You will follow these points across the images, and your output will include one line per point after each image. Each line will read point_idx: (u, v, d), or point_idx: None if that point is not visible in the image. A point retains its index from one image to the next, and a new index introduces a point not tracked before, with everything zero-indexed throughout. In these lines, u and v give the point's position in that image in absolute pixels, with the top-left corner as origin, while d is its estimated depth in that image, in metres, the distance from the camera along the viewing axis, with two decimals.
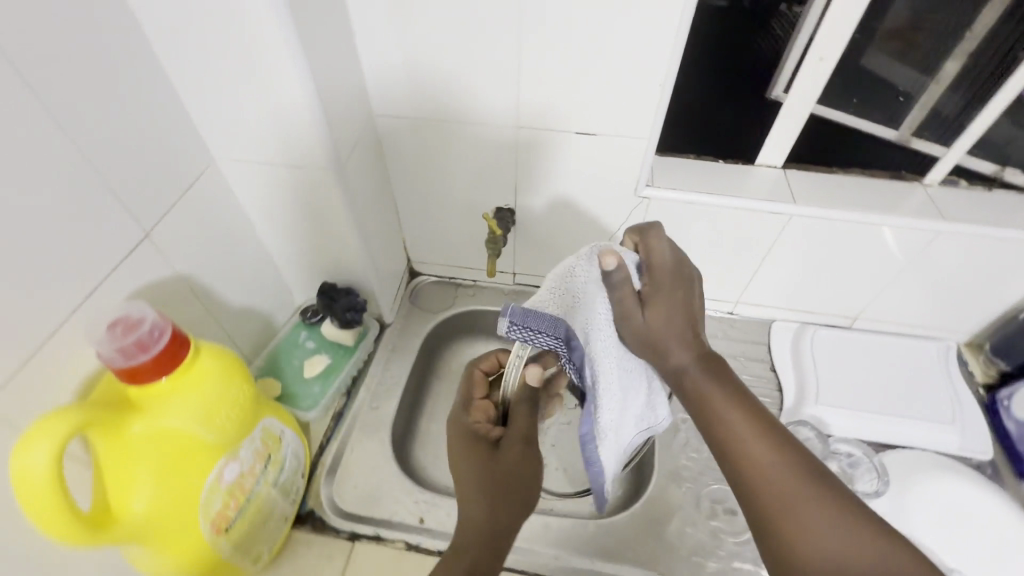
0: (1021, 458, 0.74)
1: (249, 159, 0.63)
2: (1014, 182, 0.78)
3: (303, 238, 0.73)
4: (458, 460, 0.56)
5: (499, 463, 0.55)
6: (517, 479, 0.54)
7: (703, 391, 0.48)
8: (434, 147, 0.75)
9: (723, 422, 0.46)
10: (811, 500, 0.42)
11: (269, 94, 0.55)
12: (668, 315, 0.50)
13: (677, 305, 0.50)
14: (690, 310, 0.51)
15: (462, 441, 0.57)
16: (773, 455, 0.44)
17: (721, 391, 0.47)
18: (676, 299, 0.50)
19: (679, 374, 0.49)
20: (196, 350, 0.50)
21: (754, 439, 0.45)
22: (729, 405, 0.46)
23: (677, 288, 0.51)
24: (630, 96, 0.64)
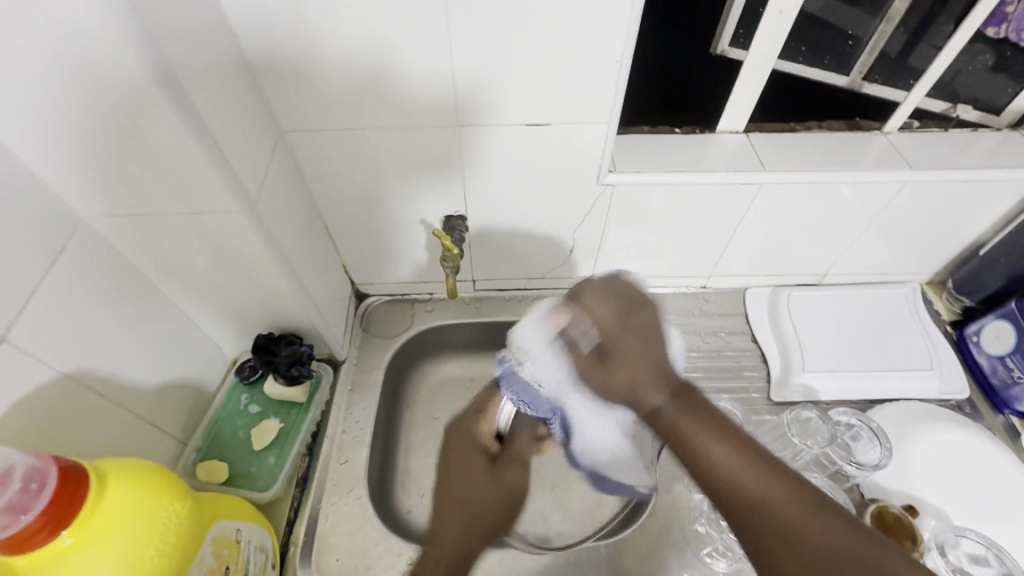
0: (996, 391, 0.75)
1: (129, 212, 0.50)
2: (966, 121, 0.75)
3: (222, 288, 0.61)
4: (451, 463, 0.53)
5: (493, 482, 0.52)
6: (505, 502, 0.51)
7: (679, 428, 0.43)
8: (361, 157, 0.64)
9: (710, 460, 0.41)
10: (814, 535, 0.38)
11: (141, 131, 0.43)
12: (634, 364, 0.44)
13: (633, 356, 0.44)
14: (656, 354, 0.44)
15: (459, 445, 0.55)
16: (768, 487, 0.40)
17: (696, 423, 0.43)
18: (634, 345, 0.44)
19: (654, 414, 0.44)
20: (104, 481, 0.39)
21: (741, 470, 0.40)
22: (711, 439, 0.42)
23: (635, 332, 0.44)
24: (577, 75, 0.57)
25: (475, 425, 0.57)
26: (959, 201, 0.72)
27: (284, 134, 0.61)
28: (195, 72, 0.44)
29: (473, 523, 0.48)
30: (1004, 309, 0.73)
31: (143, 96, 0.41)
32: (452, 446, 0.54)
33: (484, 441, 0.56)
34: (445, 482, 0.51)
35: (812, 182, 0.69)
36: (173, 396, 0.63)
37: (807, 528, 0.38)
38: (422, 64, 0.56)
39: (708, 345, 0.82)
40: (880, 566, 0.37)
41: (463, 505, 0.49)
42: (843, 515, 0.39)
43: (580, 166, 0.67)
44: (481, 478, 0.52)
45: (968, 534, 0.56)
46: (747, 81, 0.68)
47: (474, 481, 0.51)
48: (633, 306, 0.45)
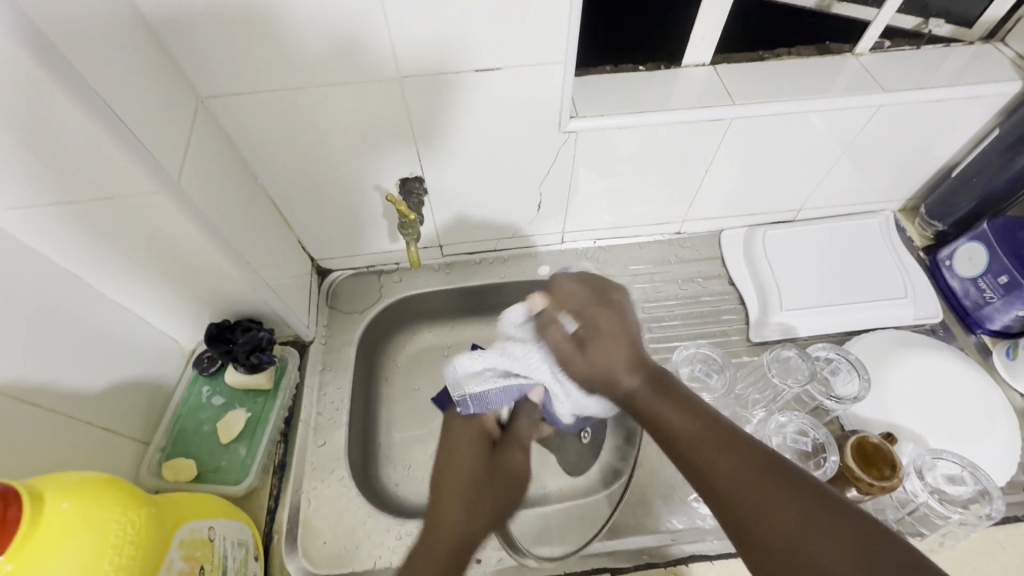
0: (970, 314, 0.76)
1: (33, 204, 0.44)
2: (939, 36, 0.72)
3: (162, 279, 0.57)
4: (453, 433, 0.57)
5: (491, 463, 0.55)
6: (501, 481, 0.54)
7: (654, 412, 0.46)
8: (298, 122, 0.59)
9: (690, 419, 0.45)
10: (762, 489, 0.39)
11: (25, 108, 0.37)
12: (610, 341, 0.48)
13: (610, 338, 0.48)
14: (624, 346, 0.48)
15: (466, 432, 0.57)
16: (721, 453, 0.41)
17: (669, 401, 0.46)
18: (610, 324, 0.48)
19: (629, 398, 0.48)
20: (39, 501, 0.36)
21: (701, 440, 0.43)
22: (676, 414, 0.45)
23: (609, 310, 0.49)
24: (526, 15, 0.52)
25: (479, 414, 0.58)
26: (931, 123, 0.70)
27: (207, 102, 0.55)
28: (75, 34, 0.38)
29: (472, 515, 0.49)
30: (977, 231, 0.73)
31: (7, 67, 0.35)
32: (456, 425, 0.58)
33: (487, 424, 0.58)
34: (444, 468, 0.54)
35: (785, 112, 0.65)
36: (125, 398, 0.59)
37: (750, 486, 0.39)
38: (350, 10, 0.49)
39: (686, 292, 0.81)
40: (864, 539, 0.35)
41: (463, 509, 0.49)
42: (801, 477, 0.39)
43: (539, 114, 0.62)
44: (484, 461, 0.55)
45: (944, 455, 0.57)
46: (710, 9, 0.63)
47: (482, 457, 0.55)
48: (586, 304, 0.50)
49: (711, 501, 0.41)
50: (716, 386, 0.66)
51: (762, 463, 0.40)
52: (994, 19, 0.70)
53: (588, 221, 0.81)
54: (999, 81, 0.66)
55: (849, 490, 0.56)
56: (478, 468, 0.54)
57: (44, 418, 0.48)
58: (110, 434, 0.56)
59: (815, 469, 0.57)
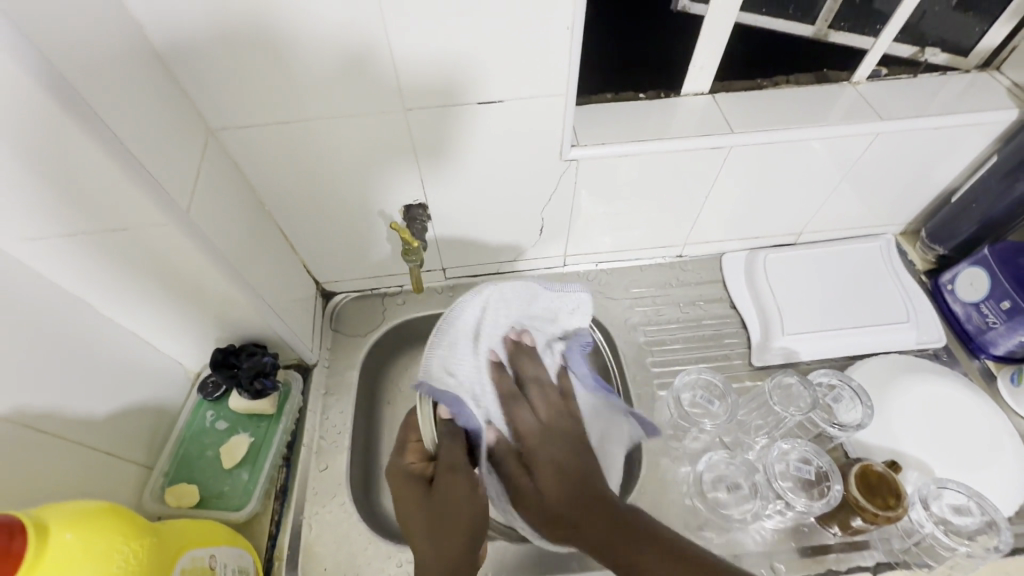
0: (973, 339, 0.76)
1: (46, 235, 0.45)
2: (936, 64, 0.73)
3: (169, 305, 0.57)
4: (399, 504, 0.47)
5: (437, 507, 0.45)
6: (457, 504, 0.45)
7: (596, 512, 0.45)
8: (305, 151, 0.60)
9: (642, 522, 0.44)
10: None
11: (42, 144, 0.38)
12: (555, 469, 0.49)
13: (557, 438, 0.53)
14: (575, 445, 0.52)
15: (399, 483, 0.48)
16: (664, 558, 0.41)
17: (602, 508, 0.45)
18: (546, 411, 0.57)
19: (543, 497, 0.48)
20: (44, 532, 0.36)
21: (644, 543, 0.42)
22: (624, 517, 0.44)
23: (548, 401, 0.58)
24: (526, 50, 0.54)
25: (398, 460, 0.51)
26: (930, 149, 0.71)
27: (216, 133, 0.56)
28: (91, 72, 0.40)
29: (440, 545, 0.42)
30: (977, 255, 0.73)
31: (30, 106, 0.36)
32: (392, 490, 0.48)
33: (414, 467, 0.50)
34: (403, 520, 0.46)
35: (783, 140, 0.66)
36: (130, 423, 0.59)
37: None
38: (357, 46, 0.51)
39: (688, 315, 0.81)
40: None
41: (425, 527, 0.44)
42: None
43: (540, 142, 0.63)
44: (428, 505, 0.46)
45: (950, 485, 0.56)
46: (710, 39, 0.65)
47: (423, 508, 0.45)
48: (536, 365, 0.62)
49: None
50: (718, 412, 0.66)
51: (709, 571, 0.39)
52: (989, 47, 0.71)
53: (590, 245, 0.81)
54: (996, 109, 0.67)
55: (854, 519, 0.57)
56: (423, 504, 0.46)
57: (51, 443, 0.49)
58: (115, 459, 0.57)
59: (819, 498, 0.57)
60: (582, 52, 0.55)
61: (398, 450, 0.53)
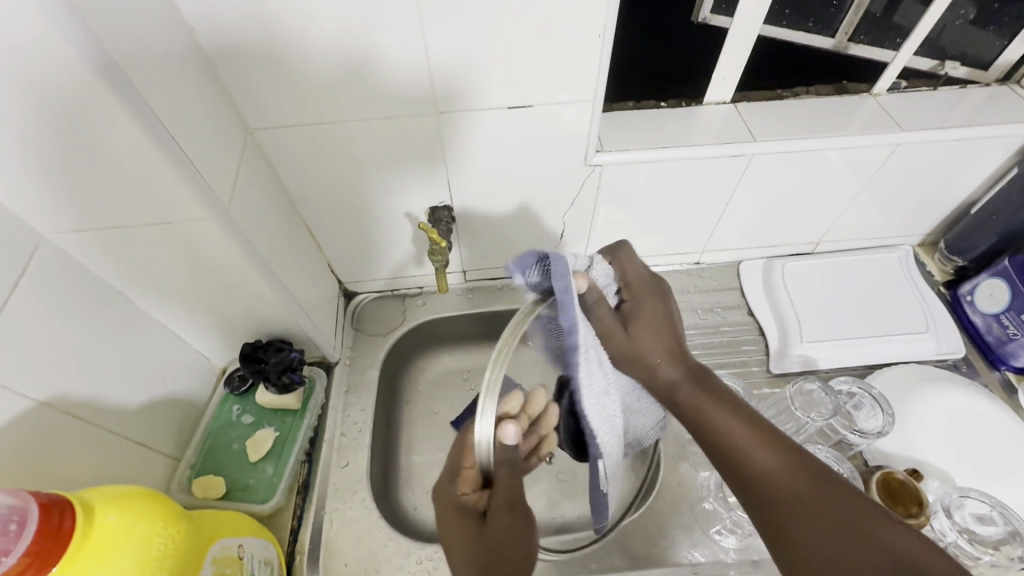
0: (993, 349, 0.75)
1: (94, 226, 0.47)
2: (954, 77, 0.74)
3: (203, 299, 0.59)
4: (447, 537, 0.43)
5: (487, 551, 0.42)
6: (510, 552, 0.42)
7: (696, 406, 0.47)
8: (336, 153, 0.62)
9: (744, 457, 0.44)
10: (797, 487, 0.41)
11: (100, 139, 0.40)
12: (654, 327, 0.48)
13: (651, 316, 0.49)
14: (674, 329, 0.49)
15: (446, 518, 0.44)
16: (760, 443, 0.44)
17: (707, 394, 0.47)
18: (654, 313, 0.49)
19: (671, 388, 0.48)
20: (90, 512, 0.38)
21: (746, 441, 0.44)
22: (720, 413, 0.46)
23: (655, 297, 0.49)
24: (559, 56, 0.55)
25: (449, 487, 0.45)
26: (950, 160, 0.71)
27: (254, 134, 0.58)
28: (149, 72, 0.41)
29: None
30: (997, 267, 0.73)
31: (93, 104, 0.38)
32: (440, 520, 0.44)
33: (465, 500, 0.45)
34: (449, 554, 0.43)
35: (804, 149, 0.67)
36: (160, 415, 0.60)
37: (788, 481, 0.41)
38: (395, 51, 0.53)
39: (705, 321, 0.82)
40: (865, 532, 0.38)
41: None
42: (832, 473, 0.42)
43: (566, 147, 0.65)
44: (478, 548, 0.42)
45: (972, 493, 0.57)
46: (733, 51, 0.66)
47: (474, 552, 0.42)
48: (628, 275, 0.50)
49: (752, 501, 0.43)
50: None
51: (806, 466, 0.42)
52: (1010, 62, 0.72)
53: (609, 250, 0.82)
54: (1016, 122, 0.68)
55: None
56: (473, 546, 0.42)
57: (89, 431, 0.50)
58: (145, 449, 0.58)
59: None
60: (611, 61, 0.57)
61: (451, 472, 0.46)
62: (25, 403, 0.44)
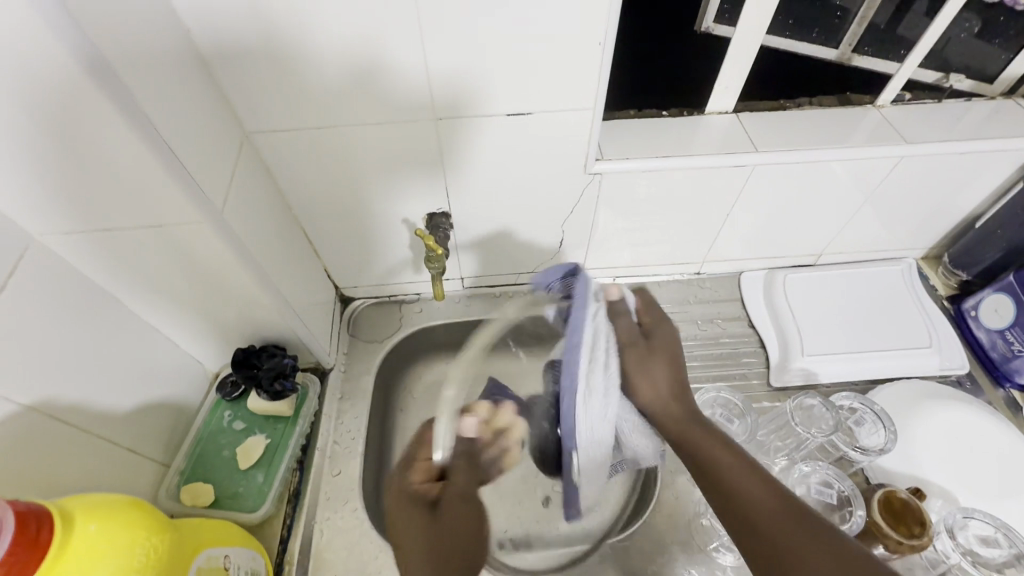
0: (997, 366, 0.74)
1: (84, 228, 0.46)
2: (961, 90, 0.73)
3: (195, 303, 0.58)
4: (397, 527, 0.44)
5: (438, 529, 0.43)
6: (465, 528, 0.44)
7: (687, 441, 0.46)
8: (334, 157, 0.61)
9: (726, 493, 0.43)
10: (783, 535, 0.39)
11: (91, 141, 0.39)
12: (652, 374, 0.48)
13: (656, 363, 0.49)
14: (676, 373, 0.49)
15: (400, 507, 0.45)
16: (752, 485, 0.42)
17: (704, 433, 0.46)
18: (658, 366, 0.49)
19: (663, 425, 0.48)
20: (70, 522, 0.37)
21: (738, 481, 0.43)
22: (715, 451, 0.45)
23: (659, 349, 0.49)
24: (560, 64, 0.55)
25: (404, 478, 0.47)
26: (954, 174, 0.70)
27: (251, 136, 0.58)
28: (144, 74, 0.41)
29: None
30: (1002, 282, 0.72)
31: (84, 105, 0.37)
32: (389, 511, 0.45)
33: (420, 490, 0.46)
34: (400, 542, 0.43)
35: (807, 160, 0.67)
36: (150, 420, 0.60)
37: (778, 528, 0.40)
38: (395, 57, 0.52)
39: (705, 333, 0.81)
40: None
41: (426, 557, 0.41)
42: (823, 522, 0.40)
43: (566, 155, 0.64)
44: (430, 528, 0.43)
45: (976, 514, 0.55)
46: (736, 61, 0.66)
47: (426, 534, 0.42)
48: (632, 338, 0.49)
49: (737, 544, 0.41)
50: (737, 431, 0.65)
51: (795, 513, 0.41)
52: (1015, 75, 0.71)
53: (608, 259, 0.81)
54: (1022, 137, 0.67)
55: (875, 546, 0.56)
56: (427, 530, 0.42)
57: (75, 436, 0.49)
58: (134, 455, 0.57)
59: (841, 523, 0.56)
60: (612, 68, 0.56)
61: (404, 466, 0.48)
62: (11, 407, 0.43)
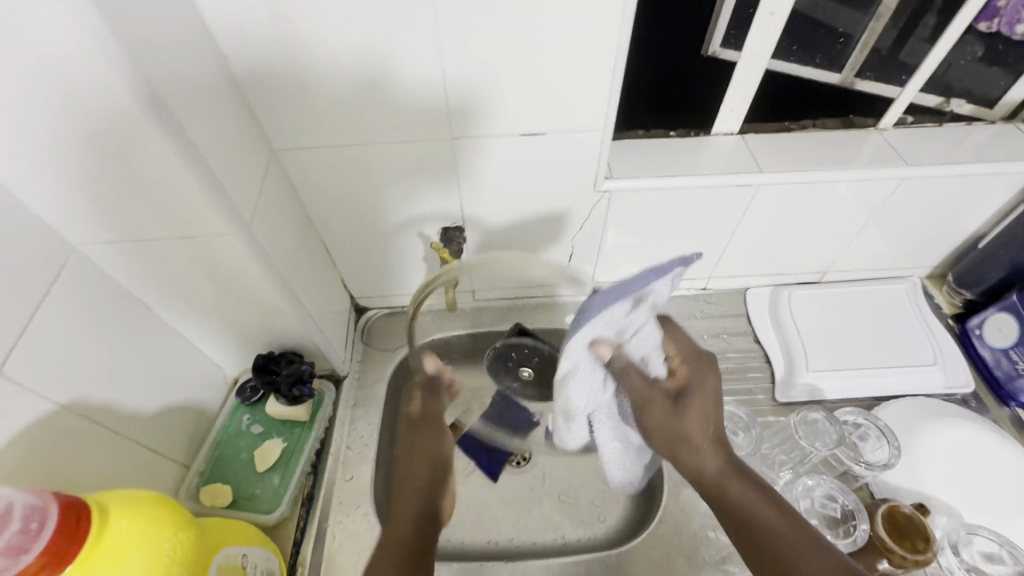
0: (1002, 385, 0.75)
1: (122, 238, 0.49)
2: (962, 113, 0.75)
3: (220, 311, 0.61)
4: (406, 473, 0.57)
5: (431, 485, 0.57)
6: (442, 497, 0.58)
7: (729, 490, 0.51)
8: (354, 173, 0.64)
9: (770, 537, 0.47)
10: None
11: (135, 158, 0.42)
12: (702, 412, 0.53)
13: (700, 404, 0.52)
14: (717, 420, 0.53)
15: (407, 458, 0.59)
16: (800, 543, 0.46)
17: (746, 484, 0.51)
18: (706, 396, 0.53)
19: (710, 476, 0.52)
20: (104, 516, 0.39)
21: (785, 535, 0.47)
22: (758, 504, 0.49)
23: (700, 376, 0.54)
24: (572, 87, 0.57)
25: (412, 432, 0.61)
26: (956, 195, 0.72)
27: (278, 153, 0.61)
28: (186, 97, 0.44)
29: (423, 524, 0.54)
30: (1006, 301, 0.73)
31: (131, 126, 0.40)
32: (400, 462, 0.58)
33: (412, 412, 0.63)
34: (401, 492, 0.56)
35: (810, 180, 0.69)
36: (172, 422, 0.62)
37: None
38: (416, 80, 0.55)
39: (711, 347, 0.82)
40: None
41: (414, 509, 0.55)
42: None
43: (576, 173, 0.66)
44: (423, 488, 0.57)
45: (980, 531, 0.56)
46: (741, 85, 0.68)
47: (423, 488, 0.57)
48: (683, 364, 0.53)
49: None
50: (742, 445, 0.66)
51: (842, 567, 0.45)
52: (1015, 100, 0.73)
53: (615, 273, 0.83)
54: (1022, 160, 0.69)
55: (880, 562, 0.55)
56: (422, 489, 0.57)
57: (104, 436, 0.52)
58: (157, 455, 0.59)
59: (844, 536, 0.57)
60: (621, 91, 0.59)
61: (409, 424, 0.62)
62: (48, 407, 0.46)
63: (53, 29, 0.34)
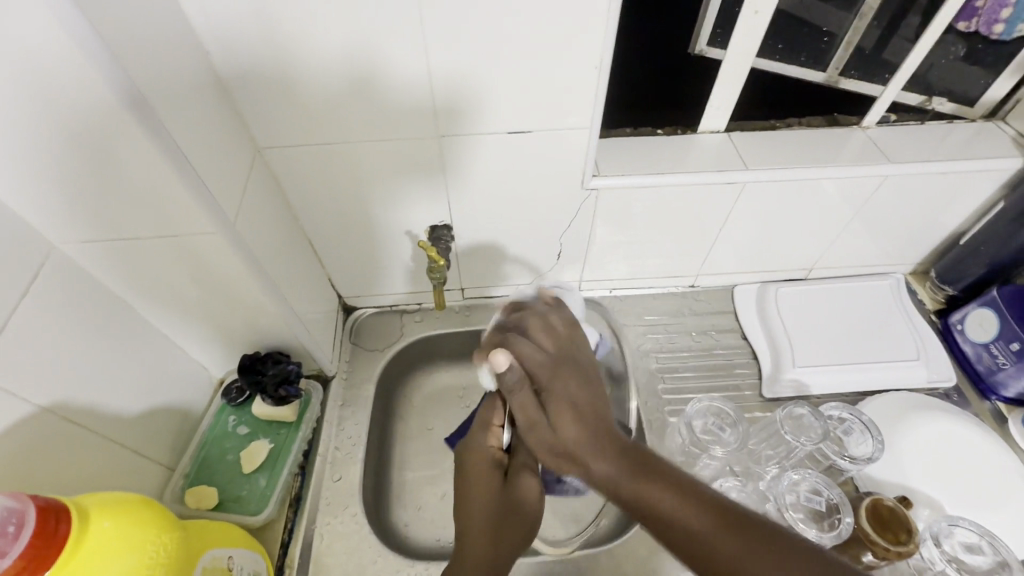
0: (983, 378, 0.76)
1: (105, 237, 0.48)
2: (943, 112, 0.76)
3: (205, 310, 0.60)
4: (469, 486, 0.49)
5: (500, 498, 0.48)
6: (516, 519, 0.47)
7: (634, 493, 0.41)
8: (340, 171, 0.64)
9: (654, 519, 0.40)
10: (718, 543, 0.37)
11: (115, 155, 0.42)
12: (575, 409, 0.46)
13: (563, 385, 0.48)
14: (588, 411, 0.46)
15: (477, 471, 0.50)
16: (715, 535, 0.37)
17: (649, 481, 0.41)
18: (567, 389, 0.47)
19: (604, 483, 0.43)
20: (84, 518, 0.38)
21: (663, 505, 0.40)
22: (665, 499, 0.40)
23: (563, 377, 0.48)
24: (558, 85, 0.57)
25: (482, 441, 0.52)
26: (938, 192, 0.73)
27: (263, 151, 0.60)
28: (165, 90, 0.43)
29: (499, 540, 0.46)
30: (986, 296, 0.74)
31: (109, 119, 0.39)
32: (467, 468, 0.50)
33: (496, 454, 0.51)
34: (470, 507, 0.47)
35: (795, 177, 0.69)
36: (157, 423, 0.61)
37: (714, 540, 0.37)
38: (399, 75, 0.55)
39: (699, 344, 0.83)
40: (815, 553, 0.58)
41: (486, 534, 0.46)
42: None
43: (564, 171, 0.67)
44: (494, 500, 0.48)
45: (961, 523, 0.57)
46: (727, 81, 0.68)
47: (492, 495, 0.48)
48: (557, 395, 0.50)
49: None
50: (729, 440, 0.67)
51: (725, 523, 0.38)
52: (995, 99, 0.74)
53: (604, 271, 0.84)
54: (1001, 158, 0.70)
55: (865, 554, 0.56)
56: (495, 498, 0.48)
57: (86, 438, 0.51)
58: (140, 457, 0.59)
59: (829, 530, 0.57)
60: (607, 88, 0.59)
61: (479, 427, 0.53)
62: (27, 409, 0.45)
63: (24, 21, 0.34)
